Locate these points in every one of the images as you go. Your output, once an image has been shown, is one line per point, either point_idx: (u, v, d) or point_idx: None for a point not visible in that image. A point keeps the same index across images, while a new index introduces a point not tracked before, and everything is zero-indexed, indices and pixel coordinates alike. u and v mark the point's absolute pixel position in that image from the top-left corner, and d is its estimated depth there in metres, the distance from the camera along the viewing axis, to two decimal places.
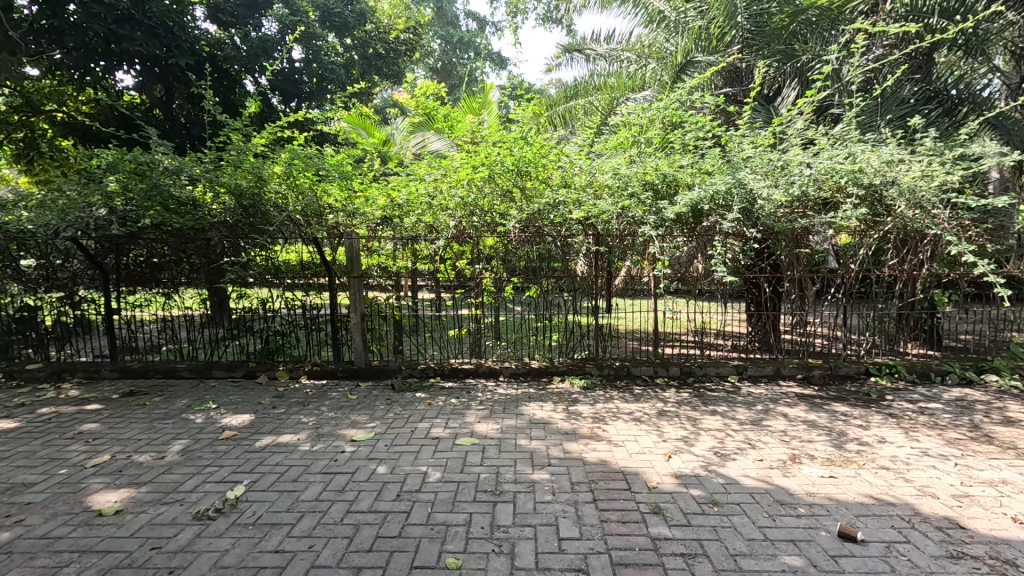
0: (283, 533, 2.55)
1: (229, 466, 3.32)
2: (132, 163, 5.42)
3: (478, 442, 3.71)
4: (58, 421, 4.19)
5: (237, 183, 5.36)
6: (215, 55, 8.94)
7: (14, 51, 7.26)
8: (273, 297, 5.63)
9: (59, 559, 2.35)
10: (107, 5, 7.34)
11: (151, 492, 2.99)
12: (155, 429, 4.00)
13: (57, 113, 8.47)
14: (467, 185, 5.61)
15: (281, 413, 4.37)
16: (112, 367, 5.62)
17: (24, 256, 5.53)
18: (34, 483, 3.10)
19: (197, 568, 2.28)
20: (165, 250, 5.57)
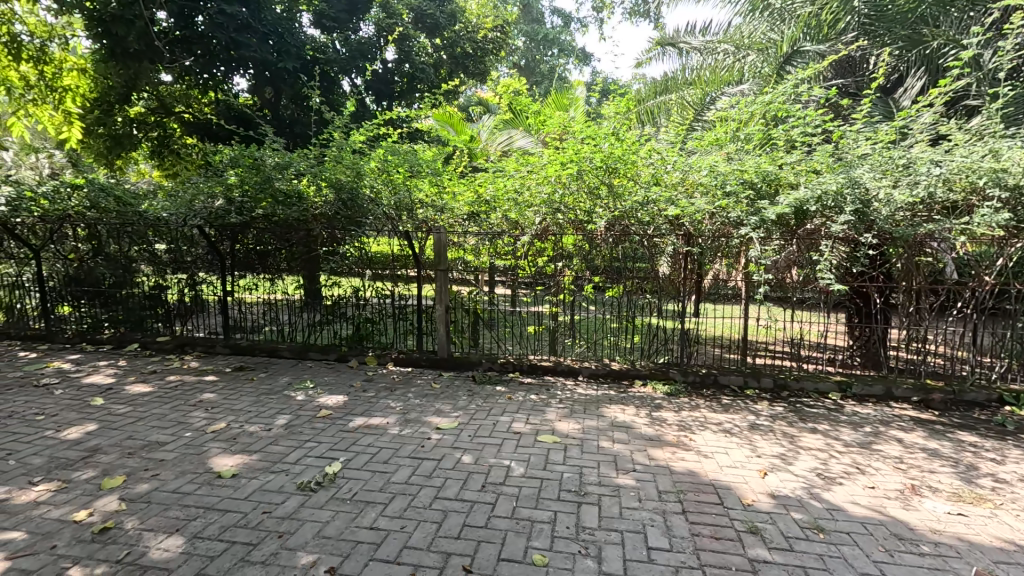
0: (377, 511, 2.68)
1: (327, 443, 3.55)
2: (251, 159, 6.18)
3: (559, 441, 3.69)
4: (182, 389, 4.69)
5: (337, 178, 5.96)
6: (318, 59, 9.63)
7: (154, 59, 8.38)
8: (365, 287, 5.87)
9: (188, 513, 2.62)
10: (229, 16, 8.38)
11: (261, 460, 3.26)
12: (263, 403, 4.37)
13: (184, 113, 9.55)
14: (553, 181, 5.61)
15: (371, 397, 4.60)
16: (224, 344, 6.19)
17: (157, 241, 6.24)
18: (165, 442, 3.50)
19: (302, 535, 2.45)
20: (271, 240, 5.99)
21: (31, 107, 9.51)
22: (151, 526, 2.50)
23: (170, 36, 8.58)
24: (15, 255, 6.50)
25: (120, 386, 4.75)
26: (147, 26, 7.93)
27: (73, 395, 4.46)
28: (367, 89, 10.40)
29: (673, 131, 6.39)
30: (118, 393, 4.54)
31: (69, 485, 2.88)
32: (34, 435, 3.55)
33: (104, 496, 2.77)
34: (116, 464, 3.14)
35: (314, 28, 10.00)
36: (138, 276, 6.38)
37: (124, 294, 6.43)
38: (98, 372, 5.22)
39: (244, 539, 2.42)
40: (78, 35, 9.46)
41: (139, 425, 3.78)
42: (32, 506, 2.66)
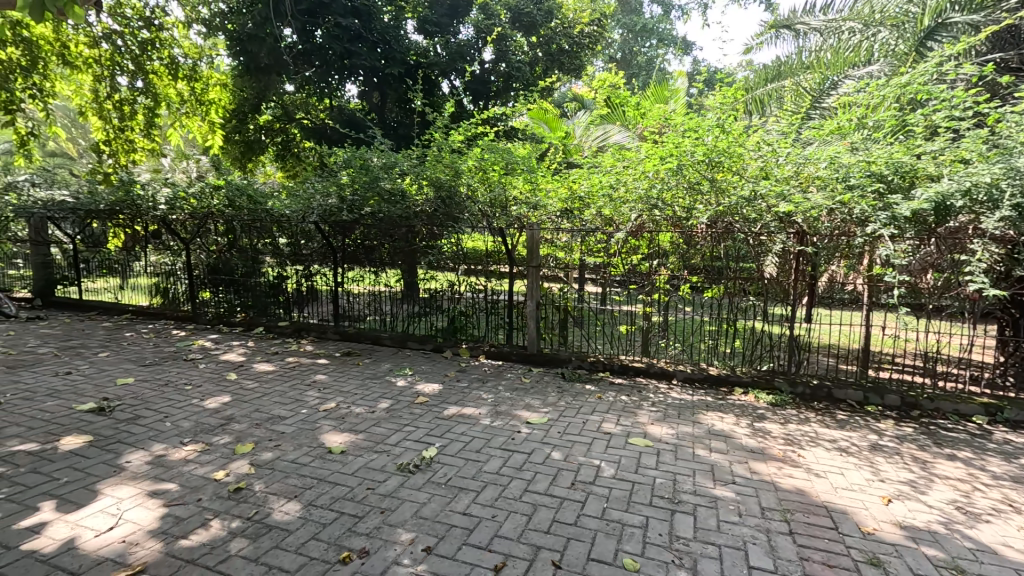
0: (469, 498, 2.78)
1: (424, 428, 3.74)
2: (362, 160, 6.64)
3: (652, 445, 3.58)
4: (298, 370, 5.19)
5: (437, 176, 6.26)
6: (420, 63, 10.17)
7: (280, 71, 9.44)
8: (459, 281, 6.09)
9: (304, 482, 2.90)
10: (344, 28, 9.15)
11: (366, 440, 3.52)
12: (367, 386, 4.72)
13: (304, 120, 10.49)
14: (651, 176, 5.41)
15: (464, 387, 4.78)
16: (334, 330, 6.74)
17: (280, 236, 6.93)
18: (285, 416, 3.90)
19: (402, 513, 2.61)
20: (376, 235, 6.42)
21: (184, 119, 11.03)
22: (274, 490, 2.80)
23: (294, 50, 9.49)
24: (169, 246, 7.56)
25: (249, 364, 5.37)
26: (274, 43, 8.92)
27: (213, 370, 5.12)
28: (465, 90, 10.81)
29: (785, 120, 5.90)
30: (248, 370, 5.13)
31: (210, 448, 3.31)
32: (184, 402, 4.13)
33: (237, 460, 3.15)
34: (246, 433, 3.56)
35: (418, 34, 10.56)
36: (263, 267, 7.13)
37: (252, 283, 7.22)
38: (232, 351, 5.94)
39: (351, 511, 2.62)
40: (221, 54, 10.79)
41: (265, 399, 4.26)
42: (183, 462, 3.09)
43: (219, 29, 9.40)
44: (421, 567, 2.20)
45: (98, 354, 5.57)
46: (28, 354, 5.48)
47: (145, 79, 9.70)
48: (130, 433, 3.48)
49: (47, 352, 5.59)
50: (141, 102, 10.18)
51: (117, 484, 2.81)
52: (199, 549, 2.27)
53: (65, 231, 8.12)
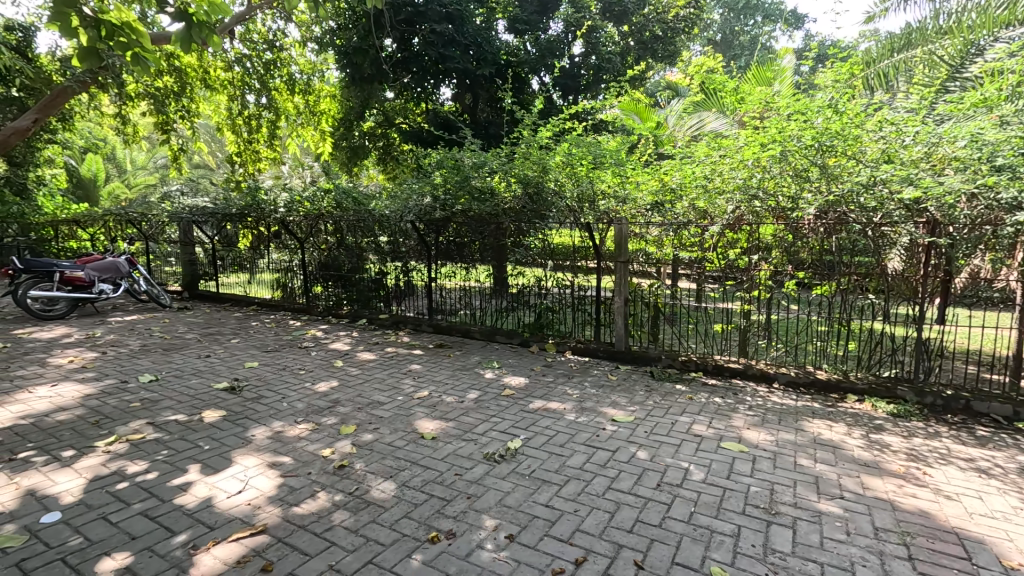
0: (552, 491, 2.81)
1: (509, 420, 3.84)
2: (454, 161, 7.00)
3: (747, 451, 3.37)
4: (395, 360, 5.55)
5: (525, 173, 6.39)
6: (511, 62, 10.32)
7: (381, 80, 10.14)
8: (547, 277, 6.10)
9: (399, 464, 3.12)
10: (439, 34, 9.53)
11: (455, 428, 3.69)
12: (457, 377, 4.94)
13: (403, 125, 11.09)
14: (751, 165, 5.12)
15: (549, 382, 4.82)
16: (429, 323, 7.10)
17: (380, 234, 7.41)
18: (383, 402, 4.20)
19: (487, 500, 2.72)
20: (468, 233, 6.61)
21: (300, 129, 12.23)
22: (373, 470, 3.04)
23: (394, 59, 10.10)
24: (287, 245, 8.40)
25: (353, 352, 5.84)
26: (376, 54, 9.57)
27: (323, 357, 5.64)
28: (555, 85, 10.82)
29: (916, 94, 5.24)
30: (352, 358, 5.59)
31: (319, 427, 3.66)
32: (298, 385, 4.60)
33: (341, 439, 3.46)
34: (349, 415, 3.89)
35: (509, 33, 10.74)
36: (366, 264, 7.68)
37: (356, 278, 7.82)
38: (338, 340, 6.48)
39: (440, 494, 2.77)
40: (331, 68, 11.77)
41: (366, 385, 4.62)
42: (297, 439, 3.46)
43: (328, 45, 10.29)
44: (504, 553, 2.28)
45: (231, 341, 6.37)
46: (178, 339, 6.41)
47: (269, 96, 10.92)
48: (255, 410, 3.95)
49: (192, 337, 6.49)
50: (265, 116, 11.41)
51: (244, 454, 3.21)
52: (309, 517, 2.53)
53: (206, 233, 9.35)
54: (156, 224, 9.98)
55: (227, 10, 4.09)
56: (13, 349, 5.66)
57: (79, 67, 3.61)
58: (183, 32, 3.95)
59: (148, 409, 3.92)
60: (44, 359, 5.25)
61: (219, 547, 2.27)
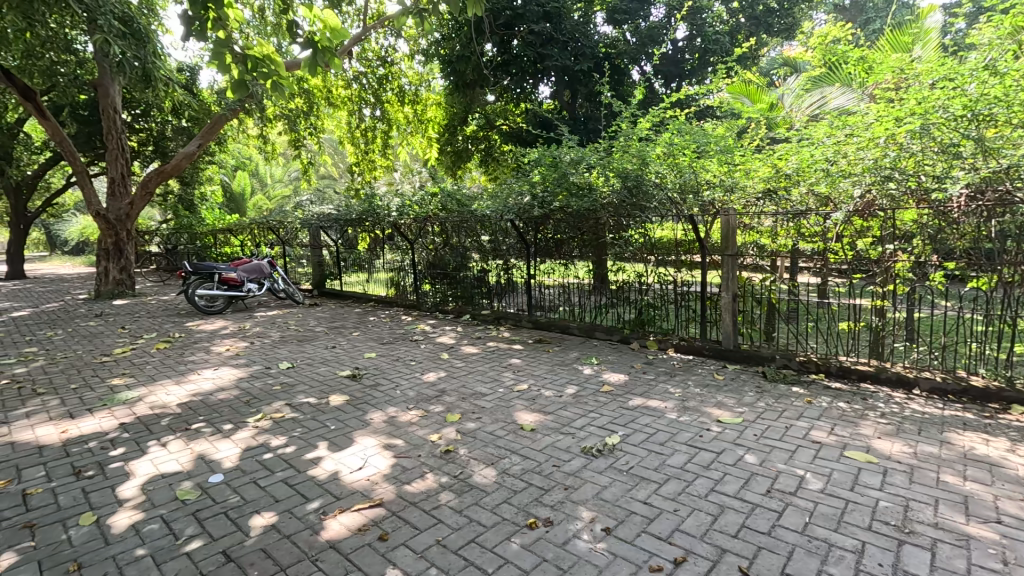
0: (651, 488, 2.77)
1: (608, 416, 3.83)
2: (553, 159, 7.10)
3: (877, 462, 3.03)
4: (497, 354, 5.77)
5: (624, 167, 6.32)
6: (609, 54, 10.21)
7: (483, 84, 10.62)
8: (649, 272, 5.96)
9: (500, 452, 3.26)
10: (538, 34, 9.73)
11: (553, 421, 3.76)
12: (556, 371, 5.02)
13: (503, 126, 11.47)
14: (883, 143, 4.63)
15: (650, 379, 4.72)
16: (528, 319, 7.25)
17: (482, 233, 7.68)
18: (485, 393, 4.40)
19: (584, 492, 2.75)
20: (567, 229, 6.63)
21: (410, 138, 13.17)
22: (476, 456, 3.22)
23: (495, 62, 10.45)
24: (399, 246, 9.06)
25: (457, 346, 6.17)
26: (477, 60, 10.07)
27: (431, 350, 6.02)
28: (656, 74, 10.53)
29: None
30: (457, 351, 5.91)
31: (428, 414, 3.95)
32: (409, 374, 4.98)
33: (447, 427, 3.70)
34: (454, 405, 4.14)
35: (607, 24, 10.56)
36: (469, 262, 8.03)
37: (461, 276, 8.21)
38: (445, 334, 6.87)
39: (538, 483, 2.86)
40: (436, 77, 12.34)
41: (470, 377, 4.87)
42: (408, 424, 3.76)
43: (434, 56, 10.96)
44: (601, 545, 2.30)
45: (352, 334, 7.05)
46: (310, 331, 7.24)
47: (383, 109, 11.95)
48: (373, 396, 4.36)
49: (320, 330, 7.29)
50: (379, 127, 12.45)
51: (364, 435, 3.57)
52: (419, 495, 2.76)
53: (331, 237, 10.42)
54: (291, 230, 11.33)
55: (343, 31, 4.58)
56: (186, 338, 6.79)
57: (232, 98, 4.17)
58: (311, 57, 4.46)
59: (286, 392, 4.51)
60: (209, 348, 6.23)
61: (345, 515, 2.56)
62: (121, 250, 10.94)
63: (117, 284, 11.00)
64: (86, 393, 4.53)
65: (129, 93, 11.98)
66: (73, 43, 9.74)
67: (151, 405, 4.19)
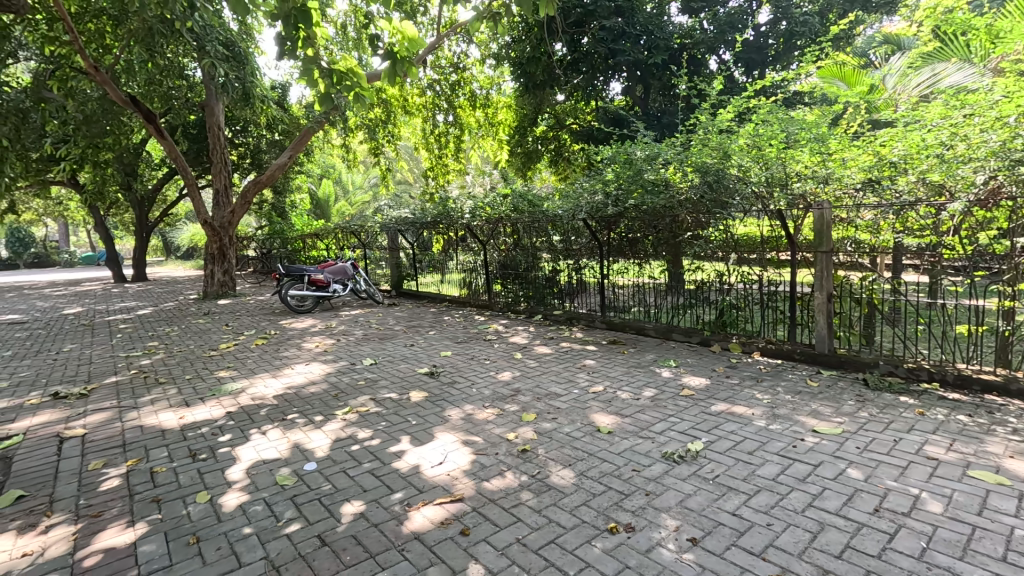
0: (740, 499, 2.62)
1: (690, 421, 3.67)
2: (626, 156, 6.95)
3: (1009, 484, 2.67)
4: (570, 354, 5.72)
5: (704, 162, 6.05)
6: (685, 45, 9.66)
7: (553, 84, 10.62)
8: (730, 271, 5.68)
9: (577, 454, 3.23)
10: (609, 30, 9.60)
11: (631, 424, 3.66)
12: (632, 374, 4.89)
13: (574, 125, 11.42)
14: (1013, 124, 4.09)
15: (734, 384, 4.46)
16: (601, 320, 7.11)
17: (554, 233, 7.65)
18: (560, 394, 4.37)
19: (667, 500, 2.65)
20: (641, 228, 6.44)
21: (482, 141, 13.43)
22: (553, 456, 3.20)
23: (565, 61, 10.42)
24: (472, 248, 9.24)
25: (530, 346, 6.18)
26: (547, 61, 10.11)
27: (505, 349, 6.09)
28: (737, 62, 10.04)
29: None
30: (530, 351, 5.93)
31: (504, 413, 3.99)
32: (484, 373, 5.06)
33: (523, 426, 3.71)
34: (530, 404, 4.15)
35: (682, 14, 10.22)
36: (540, 262, 8.03)
37: (532, 277, 8.22)
38: (517, 334, 6.92)
39: (618, 487, 2.80)
40: (507, 79, 12.53)
41: (544, 377, 4.86)
42: (484, 422, 3.82)
43: (505, 59, 11.10)
44: (687, 555, 2.20)
45: (428, 333, 7.28)
46: (389, 330, 7.57)
47: (455, 114, 12.27)
48: (450, 393, 4.48)
49: (399, 329, 7.60)
50: (451, 132, 12.81)
51: (443, 431, 3.67)
52: (498, 493, 2.79)
53: (407, 239, 10.85)
54: (371, 234, 11.93)
55: (420, 40, 4.76)
56: (280, 335, 7.36)
57: (320, 109, 4.47)
58: (390, 68, 4.68)
59: (370, 387, 4.74)
60: (300, 345, 6.69)
61: (428, 509, 2.64)
62: (225, 254, 12.04)
63: (221, 285, 12.14)
64: (199, 384, 5.03)
65: (231, 112, 13.18)
66: (184, 70, 10.87)
67: (253, 397, 4.57)
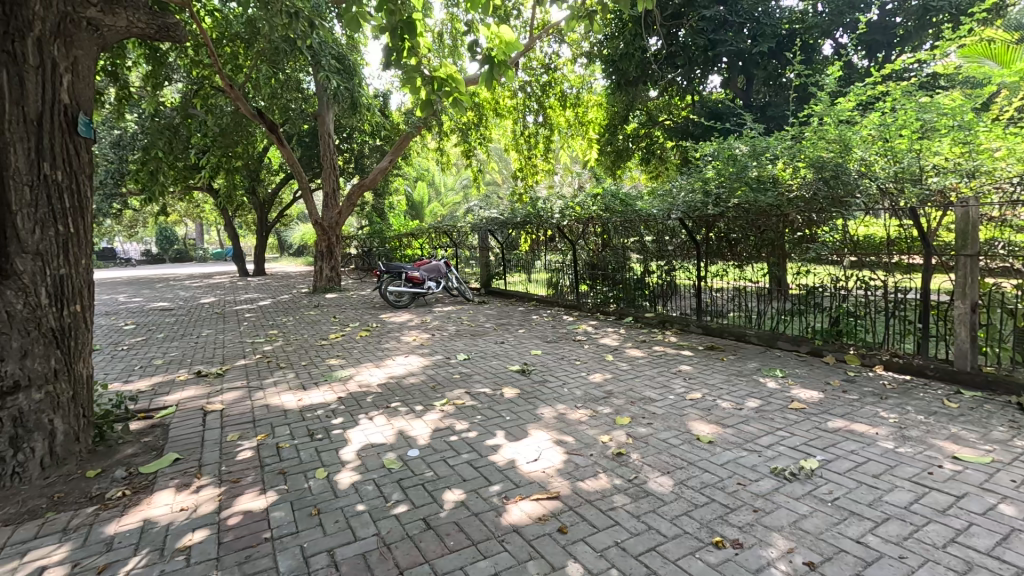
0: (865, 526, 2.38)
1: (801, 436, 3.40)
2: (729, 152, 6.61)
3: None
4: (665, 358, 5.54)
5: (820, 155, 5.67)
6: (796, 30, 9.24)
7: (646, 80, 10.35)
8: (846, 276, 5.17)
9: (676, 461, 3.12)
10: (710, 20, 9.21)
11: (734, 435, 3.47)
12: (733, 382, 4.62)
13: (667, 122, 11.08)
14: None
15: (852, 400, 4.06)
16: (697, 324, 6.76)
17: (646, 234, 7.41)
18: (655, 399, 4.25)
19: (778, 518, 2.48)
20: (742, 228, 6.07)
21: (572, 140, 13.40)
22: (650, 462, 3.12)
23: (660, 55, 10.08)
24: (560, 247, 9.23)
25: (622, 348, 6.07)
26: (642, 56, 9.84)
27: (595, 350, 6.03)
28: (857, 45, 9.27)
29: None
30: (621, 353, 5.82)
31: (597, 414, 3.95)
32: (575, 374, 5.05)
33: (618, 429, 3.66)
34: (623, 407, 4.08)
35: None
36: (631, 263, 7.84)
37: (621, 277, 8.04)
38: (608, 336, 6.82)
39: (722, 500, 2.67)
40: (598, 78, 12.41)
41: (637, 381, 4.75)
42: (578, 422, 3.82)
43: (597, 57, 10.97)
44: None
45: (517, 331, 7.40)
46: (480, 327, 7.79)
47: (545, 115, 12.33)
48: (542, 392, 4.53)
49: (490, 326, 7.79)
50: (541, 133, 12.89)
51: (537, 428, 3.71)
52: (594, 494, 2.78)
53: (497, 239, 11.10)
54: (462, 233, 12.35)
55: (517, 43, 4.84)
56: (381, 328, 7.86)
57: (421, 115, 4.71)
58: (488, 72, 4.82)
59: (465, 381, 4.92)
60: (399, 338, 7.09)
61: (525, 503, 2.69)
62: (332, 252, 13.08)
63: (329, 280, 13.20)
64: (314, 370, 5.52)
65: (339, 120, 14.28)
66: (299, 83, 11.93)
67: (360, 384, 4.94)
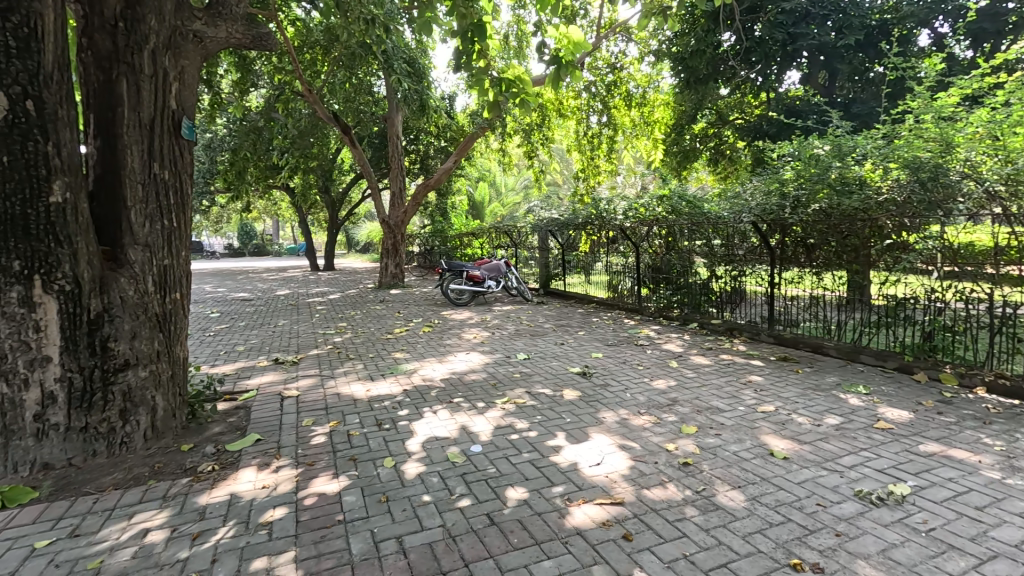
0: (967, 562, 2.17)
1: (889, 459, 3.14)
2: (810, 152, 6.26)
3: None
4: (733, 368, 5.30)
5: (915, 156, 5.23)
6: (887, 21, 8.68)
7: (718, 77, 9.95)
8: (941, 287, 4.74)
9: (747, 476, 2.98)
10: (788, 13, 8.76)
11: (812, 453, 3.26)
12: (810, 396, 4.35)
13: (739, 120, 10.64)
14: None
15: (948, 423, 3.71)
16: (767, 333, 6.41)
17: (715, 237, 7.08)
18: (724, 409, 4.07)
19: (864, 545, 2.31)
20: (821, 233, 5.70)
21: (636, 139, 13.14)
22: (719, 475, 3.00)
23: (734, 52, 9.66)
24: (622, 249, 9.06)
25: (686, 355, 5.87)
26: (713, 52, 9.47)
27: (658, 356, 5.87)
28: (961, 35, 8.50)
29: None
30: (686, 360, 5.64)
31: (661, 422, 3.85)
32: (637, 379, 4.94)
33: (684, 438, 3.54)
34: (689, 416, 3.94)
35: None
36: (695, 266, 7.51)
37: (685, 282, 7.77)
38: (671, 342, 6.62)
39: (800, 520, 2.51)
40: (664, 76, 12.09)
41: (703, 390, 4.57)
42: (642, 429, 3.73)
43: (666, 55, 10.69)
44: None
45: (577, 333, 7.33)
46: (539, 327, 7.79)
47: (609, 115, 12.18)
48: (604, 395, 4.46)
49: (549, 327, 7.78)
50: (605, 133, 12.73)
51: (598, 432, 3.66)
52: (660, 503, 2.70)
53: (557, 239, 11.07)
54: (522, 234, 12.41)
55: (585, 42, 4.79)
56: (442, 324, 8.05)
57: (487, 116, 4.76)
58: (554, 73, 4.80)
59: (526, 381, 4.94)
60: (459, 335, 7.23)
61: (589, 507, 2.66)
62: (397, 249, 13.55)
63: (393, 276, 13.69)
64: (380, 362, 5.74)
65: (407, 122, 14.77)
66: (370, 87, 12.44)
67: (423, 378, 5.08)
